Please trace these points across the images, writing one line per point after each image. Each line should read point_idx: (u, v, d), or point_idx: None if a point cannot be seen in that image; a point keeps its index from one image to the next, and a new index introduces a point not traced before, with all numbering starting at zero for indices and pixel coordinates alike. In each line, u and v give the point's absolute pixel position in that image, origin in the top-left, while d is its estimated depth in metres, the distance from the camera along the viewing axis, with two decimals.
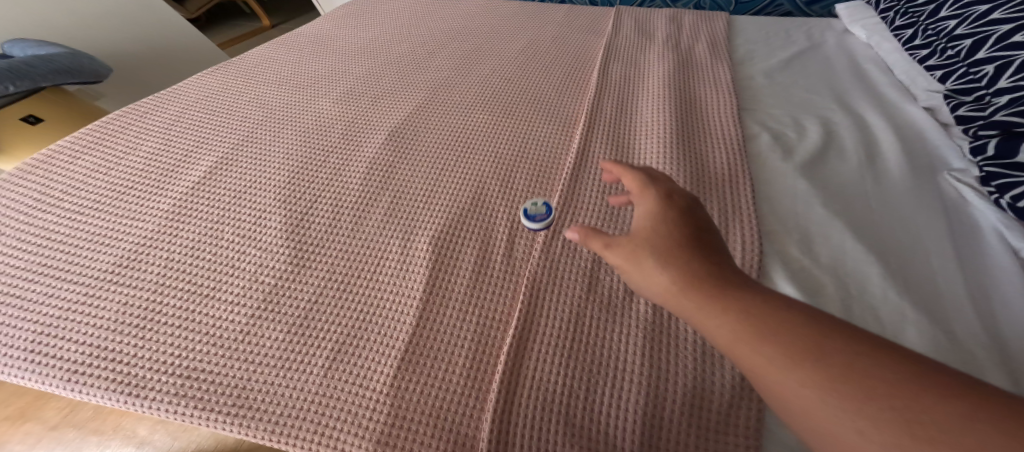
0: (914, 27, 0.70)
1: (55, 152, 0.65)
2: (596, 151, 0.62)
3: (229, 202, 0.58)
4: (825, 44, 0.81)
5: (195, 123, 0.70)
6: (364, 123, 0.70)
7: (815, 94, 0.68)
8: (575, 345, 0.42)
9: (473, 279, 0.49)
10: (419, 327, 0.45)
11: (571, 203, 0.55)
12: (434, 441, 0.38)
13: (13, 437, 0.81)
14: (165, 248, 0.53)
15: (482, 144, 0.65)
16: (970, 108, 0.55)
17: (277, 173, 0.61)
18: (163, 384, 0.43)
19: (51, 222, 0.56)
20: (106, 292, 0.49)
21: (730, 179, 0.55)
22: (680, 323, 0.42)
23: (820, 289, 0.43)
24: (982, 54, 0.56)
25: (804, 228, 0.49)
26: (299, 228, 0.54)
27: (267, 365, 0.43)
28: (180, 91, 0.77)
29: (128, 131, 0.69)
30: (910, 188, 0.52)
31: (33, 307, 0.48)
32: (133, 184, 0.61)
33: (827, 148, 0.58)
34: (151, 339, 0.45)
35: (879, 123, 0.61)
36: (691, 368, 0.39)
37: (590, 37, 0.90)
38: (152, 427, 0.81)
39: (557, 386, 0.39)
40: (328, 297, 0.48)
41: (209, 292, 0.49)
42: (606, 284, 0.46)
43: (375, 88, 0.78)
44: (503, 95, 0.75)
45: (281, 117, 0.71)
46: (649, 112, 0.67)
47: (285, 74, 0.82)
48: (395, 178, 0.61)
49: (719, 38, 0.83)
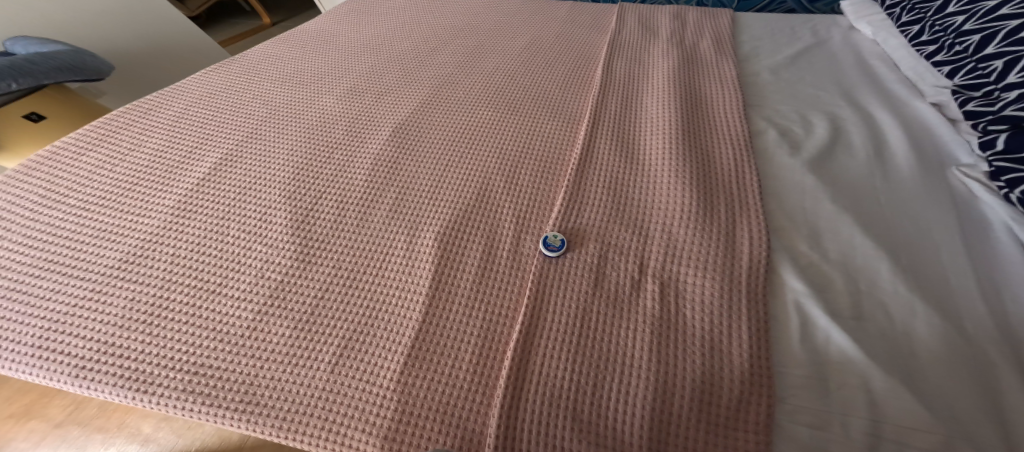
0: (920, 23, 0.70)
1: (60, 148, 0.65)
2: (601, 148, 0.62)
3: (235, 198, 0.58)
4: (830, 41, 0.81)
5: (199, 120, 0.70)
6: (368, 120, 0.70)
7: (821, 90, 0.67)
8: (583, 341, 0.41)
9: (480, 274, 0.48)
10: (426, 322, 0.45)
11: (577, 199, 0.55)
12: (442, 436, 0.38)
13: (18, 434, 0.81)
14: (171, 244, 0.53)
15: (487, 141, 0.65)
16: (978, 103, 0.54)
17: (282, 169, 0.61)
18: (171, 379, 0.42)
19: (57, 218, 0.56)
20: (111, 288, 0.49)
21: (737, 175, 0.55)
22: (688, 317, 0.42)
23: (828, 284, 0.43)
24: (991, 49, 0.56)
25: (812, 224, 0.49)
26: (305, 224, 0.54)
27: (275, 361, 0.43)
28: (183, 88, 0.77)
29: (131, 128, 0.69)
30: (918, 184, 0.51)
31: (40, 303, 0.48)
32: (137, 180, 0.60)
33: (834, 143, 0.58)
34: (159, 335, 0.45)
35: (886, 119, 0.61)
36: (700, 363, 0.38)
37: (594, 33, 0.90)
38: (157, 424, 0.81)
39: (565, 382, 0.39)
40: (334, 293, 0.48)
41: (216, 288, 0.49)
42: (613, 279, 0.46)
43: (379, 84, 0.77)
44: (507, 91, 0.75)
45: (285, 114, 0.71)
46: (655, 108, 0.66)
47: (288, 70, 0.81)
48: (400, 174, 0.61)
49: (724, 35, 0.83)
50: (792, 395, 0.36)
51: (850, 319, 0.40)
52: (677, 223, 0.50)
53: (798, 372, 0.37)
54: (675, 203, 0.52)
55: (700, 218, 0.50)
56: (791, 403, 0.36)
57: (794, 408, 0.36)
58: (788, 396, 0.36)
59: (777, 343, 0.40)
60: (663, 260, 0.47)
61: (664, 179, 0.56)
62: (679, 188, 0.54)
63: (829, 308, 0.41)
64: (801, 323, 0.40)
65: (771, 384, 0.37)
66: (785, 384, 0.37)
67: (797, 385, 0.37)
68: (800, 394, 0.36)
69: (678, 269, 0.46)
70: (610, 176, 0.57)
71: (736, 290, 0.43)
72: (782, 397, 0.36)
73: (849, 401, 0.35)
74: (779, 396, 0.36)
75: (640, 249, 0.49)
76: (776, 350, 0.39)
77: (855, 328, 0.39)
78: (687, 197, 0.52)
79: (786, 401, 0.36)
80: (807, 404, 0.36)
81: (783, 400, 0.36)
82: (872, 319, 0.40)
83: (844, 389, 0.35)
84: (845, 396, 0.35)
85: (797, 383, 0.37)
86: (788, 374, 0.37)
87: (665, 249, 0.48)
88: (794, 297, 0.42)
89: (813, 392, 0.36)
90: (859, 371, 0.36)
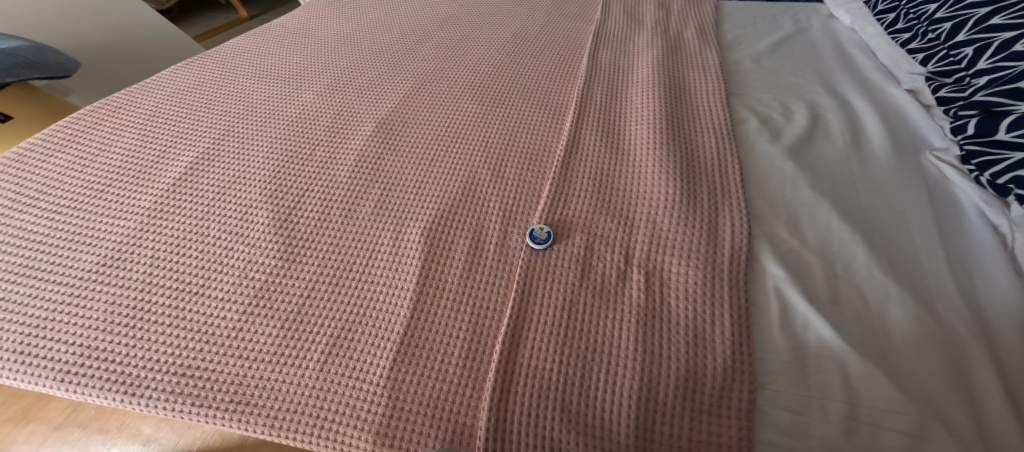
0: (895, 12, 0.73)
1: (27, 149, 0.63)
2: (586, 138, 0.62)
3: (214, 198, 0.57)
4: (811, 29, 0.82)
5: (172, 118, 0.69)
6: (350, 115, 0.69)
7: (802, 78, 0.68)
8: (569, 332, 0.42)
9: (467, 269, 0.48)
10: (414, 319, 0.45)
11: (563, 191, 0.55)
12: (433, 430, 0.38)
13: (17, 438, 0.80)
14: (151, 246, 0.52)
15: (473, 134, 0.65)
16: (950, 89, 0.57)
17: (263, 168, 0.60)
18: (159, 381, 0.42)
19: (29, 222, 0.54)
20: (92, 293, 0.48)
21: (718, 163, 0.56)
22: (673, 307, 0.43)
23: (805, 270, 0.44)
24: (962, 36, 0.58)
25: (792, 210, 0.50)
26: (287, 224, 0.54)
27: (263, 361, 0.42)
28: (155, 85, 0.75)
29: (102, 127, 0.67)
30: (894, 170, 0.53)
31: (19, 309, 0.47)
32: (111, 181, 0.59)
33: (814, 131, 0.59)
34: (143, 338, 0.45)
35: (864, 106, 0.62)
36: (684, 351, 0.39)
37: (578, 24, 0.89)
38: (157, 425, 0.80)
39: (552, 374, 0.39)
40: (321, 292, 0.47)
41: (199, 290, 0.48)
42: (599, 270, 0.47)
43: (360, 79, 0.76)
44: (491, 84, 0.74)
45: (264, 111, 0.70)
46: (639, 99, 0.67)
47: (265, 66, 0.80)
48: (385, 169, 0.60)
49: (707, 24, 0.83)
50: (773, 381, 0.37)
51: (826, 303, 0.41)
52: (662, 214, 0.51)
53: (778, 358, 0.38)
54: (660, 193, 0.53)
55: (683, 208, 0.51)
56: (773, 389, 0.37)
57: (776, 394, 0.37)
58: (769, 381, 0.37)
59: (758, 330, 0.41)
60: (648, 250, 0.48)
61: (649, 169, 0.56)
62: (663, 178, 0.54)
63: (807, 293, 0.42)
64: (781, 310, 0.41)
65: (752, 371, 0.38)
66: (765, 370, 0.38)
67: (778, 371, 0.38)
68: (780, 380, 0.37)
69: (661, 258, 0.47)
70: (595, 167, 0.58)
71: (719, 278, 0.44)
72: (763, 382, 0.37)
73: (826, 385, 0.36)
74: (760, 382, 0.37)
75: (624, 239, 0.49)
76: (757, 337, 0.40)
77: (830, 312, 0.40)
78: (671, 187, 0.53)
79: (767, 386, 0.37)
80: (788, 389, 0.37)
81: (766, 386, 0.37)
82: (847, 303, 0.41)
83: (822, 373, 0.37)
84: (823, 379, 0.36)
85: (777, 368, 0.38)
86: (769, 360, 0.39)
87: (650, 239, 0.48)
88: (775, 284, 0.43)
89: (793, 377, 0.37)
90: (836, 355, 0.37)
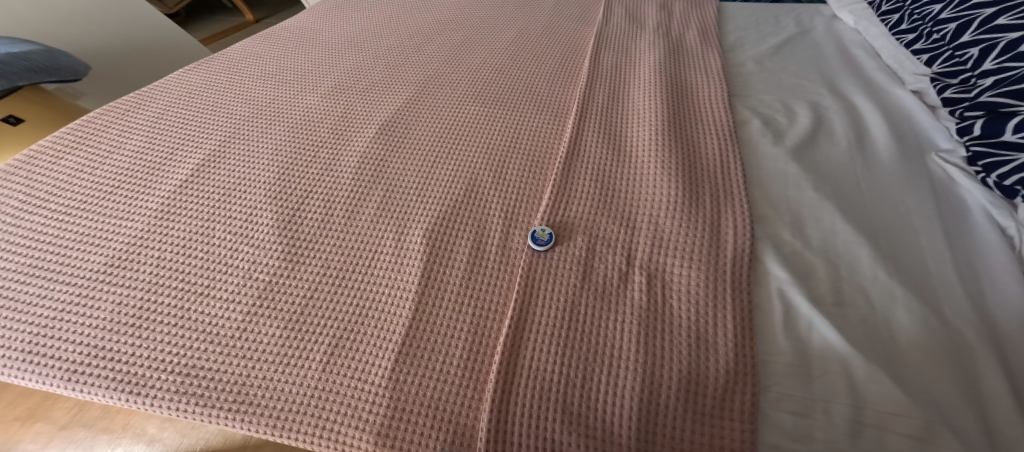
0: (899, 12, 0.72)
1: (38, 152, 0.64)
2: (588, 140, 0.62)
3: (220, 199, 0.57)
4: (814, 30, 0.82)
5: (180, 120, 0.70)
6: (353, 118, 0.69)
7: (806, 79, 0.68)
8: (571, 334, 0.42)
9: (469, 270, 0.49)
10: (416, 320, 0.45)
11: (565, 192, 0.55)
12: (434, 431, 0.38)
13: (25, 437, 0.81)
14: (158, 247, 0.52)
15: (475, 136, 0.65)
16: (956, 90, 0.56)
17: (267, 170, 0.61)
18: (164, 381, 0.42)
19: (39, 223, 0.55)
20: (99, 293, 0.48)
21: (720, 164, 0.56)
22: (675, 308, 0.42)
23: (809, 272, 0.44)
24: (967, 37, 0.58)
25: (796, 212, 0.49)
26: (291, 226, 0.54)
27: (266, 362, 0.43)
28: (162, 88, 0.76)
29: (112, 130, 0.68)
30: (899, 172, 0.52)
31: (27, 309, 0.48)
32: (119, 183, 0.60)
33: (817, 132, 0.58)
34: (148, 338, 0.45)
35: (868, 108, 0.62)
36: (686, 353, 0.39)
37: (581, 26, 0.89)
38: (162, 425, 0.80)
39: (554, 375, 0.39)
40: (323, 293, 0.48)
41: (204, 290, 0.48)
42: (601, 272, 0.46)
43: (363, 81, 0.77)
44: (493, 86, 0.74)
45: (269, 113, 0.70)
46: (641, 100, 0.67)
47: (269, 69, 0.80)
48: (388, 171, 0.61)
49: (709, 26, 0.83)
50: (776, 383, 0.37)
51: (830, 305, 0.41)
52: (664, 215, 0.50)
53: (782, 360, 0.38)
54: (662, 195, 0.53)
55: (685, 210, 0.50)
56: (776, 391, 0.37)
57: (779, 396, 0.36)
58: (772, 383, 0.37)
59: (761, 332, 0.40)
60: (650, 251, 0.47)
61: (650, 170, 0.56)
62: (664, 179, 0.54)
63: (811, 296, 0.41)
64: (784, 312, 0.41)
65: (755, 373, 0.37)
66: (768, 373, 0.38)
67: (781, 373, 0.37)
68: (784, 382, 0.37)
69: (663, 260, 0.47)
70: (596, 169, 0.58)
71: (721, 280, 0.44)
72: (766, 385, 0.37)
73: (830, 387, 0.36)
74: (764, 384, 0.37)
75: (626, 240, 0.49)
76: (760, 339, 0.40)
77: (835, 315, 0.40)
78: (673, 190, 0.53)
79: (771, 388, 0.37)
80: (791, 392, 0.36)
81: (769, 388, 0.37)
82: (852, 305, 0.40)
83: (826, 375, 0.36)
84: (827, 382, 0.36)
85: (781, 371, 0.38)
86: (772, 362, 0.38)
87: (652, 241, 0.48)
88: (778, 286, 0.43)
89: (797, 380, 0.37)
90: (841, 358, 0.37)
